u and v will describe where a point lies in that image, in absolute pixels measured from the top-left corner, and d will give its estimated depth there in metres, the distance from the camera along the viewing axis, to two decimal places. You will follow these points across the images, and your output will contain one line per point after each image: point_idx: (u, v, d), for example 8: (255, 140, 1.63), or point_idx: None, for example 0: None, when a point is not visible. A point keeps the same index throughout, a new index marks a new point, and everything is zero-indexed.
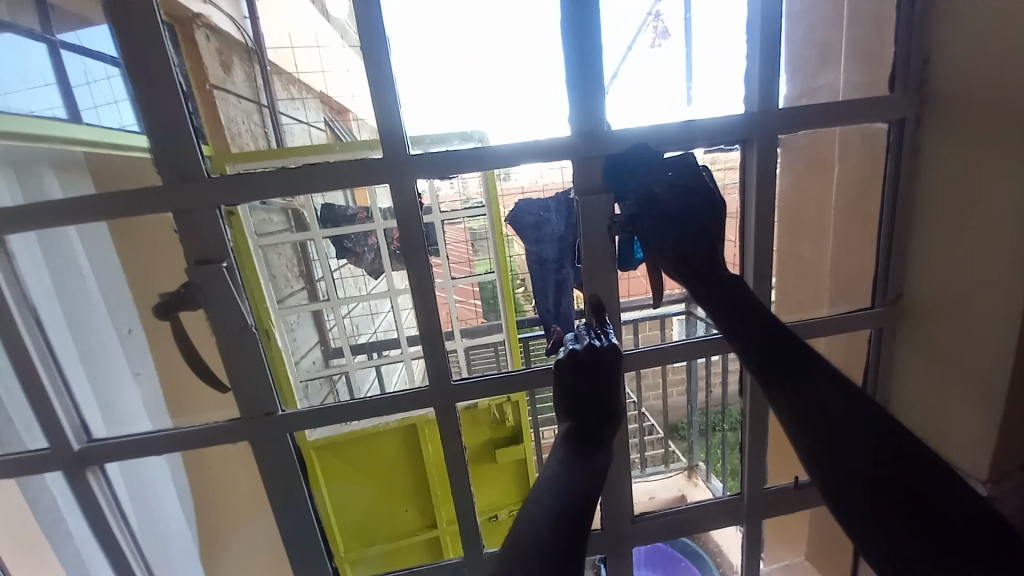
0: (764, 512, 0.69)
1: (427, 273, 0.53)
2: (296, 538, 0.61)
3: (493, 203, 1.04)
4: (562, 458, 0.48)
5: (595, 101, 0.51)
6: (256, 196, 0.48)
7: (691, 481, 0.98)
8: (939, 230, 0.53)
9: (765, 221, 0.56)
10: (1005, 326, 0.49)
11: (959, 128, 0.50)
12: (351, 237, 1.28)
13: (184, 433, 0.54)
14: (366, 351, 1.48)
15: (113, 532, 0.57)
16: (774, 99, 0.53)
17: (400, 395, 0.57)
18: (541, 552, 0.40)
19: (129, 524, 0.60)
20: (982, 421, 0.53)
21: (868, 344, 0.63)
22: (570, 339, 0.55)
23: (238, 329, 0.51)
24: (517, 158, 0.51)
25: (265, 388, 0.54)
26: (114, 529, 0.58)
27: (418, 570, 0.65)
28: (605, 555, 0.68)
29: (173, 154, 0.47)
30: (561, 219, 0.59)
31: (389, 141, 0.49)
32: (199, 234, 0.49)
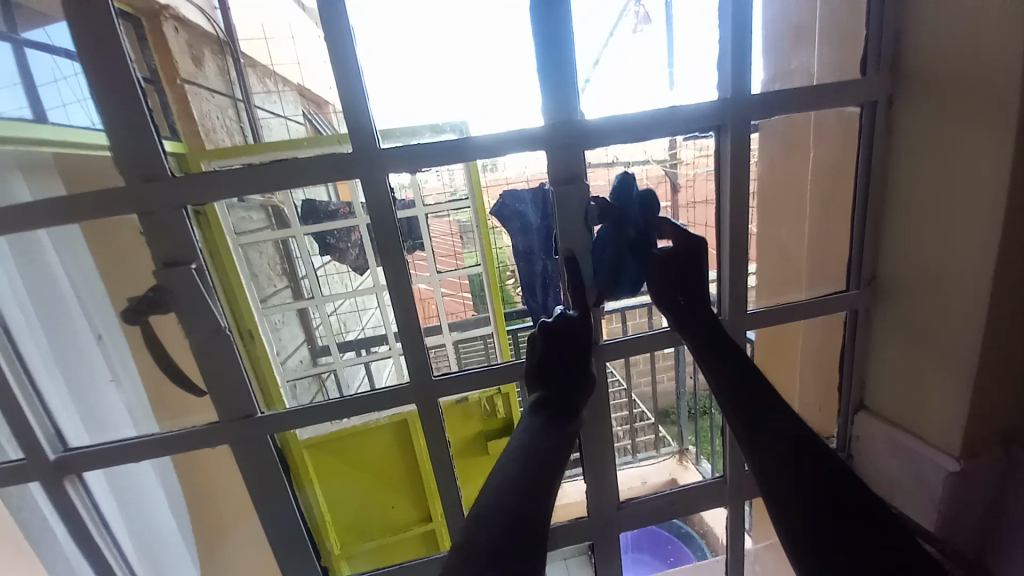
0: (748, 494, 0.70)
1: (403, 269, 0.53)
2: (282, 537, 0.60)
3: (478, 194, 1.04)
4: (529, 425, 0.49)
5: (569, 90, 0.51)
6: (224, 194, 0.47)
7: (681, 464, 1.00)
8: (910, 211, 0.54)
9: (741, 207, 0.56)
10: (973, 306, 0.50)
11: (930, 108, 0.50)
12: (334, 234, 1.25)
13: (162, 438, 0.53)
14: (354, 348, 1.46)
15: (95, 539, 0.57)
16: (746, 84, 0.53)
17: (381, 392, 0.57)
18: (500, 514, 0.39)
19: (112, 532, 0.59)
20: (957, 398, 0.53)
21: (844, 327, 0.64)
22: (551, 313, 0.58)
23: (212, 331, 0.50)
24: (496, 150, 0.51)
25: (242, 389, 0.53)
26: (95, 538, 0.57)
27: (407, 564, 0.65)
28: (593, 542, 0.69)
29: (134, 153, 0.46)
30: (538, 211, 0.58)
31: (357, 134, 0.48)
32: (166, 235, 0.47)
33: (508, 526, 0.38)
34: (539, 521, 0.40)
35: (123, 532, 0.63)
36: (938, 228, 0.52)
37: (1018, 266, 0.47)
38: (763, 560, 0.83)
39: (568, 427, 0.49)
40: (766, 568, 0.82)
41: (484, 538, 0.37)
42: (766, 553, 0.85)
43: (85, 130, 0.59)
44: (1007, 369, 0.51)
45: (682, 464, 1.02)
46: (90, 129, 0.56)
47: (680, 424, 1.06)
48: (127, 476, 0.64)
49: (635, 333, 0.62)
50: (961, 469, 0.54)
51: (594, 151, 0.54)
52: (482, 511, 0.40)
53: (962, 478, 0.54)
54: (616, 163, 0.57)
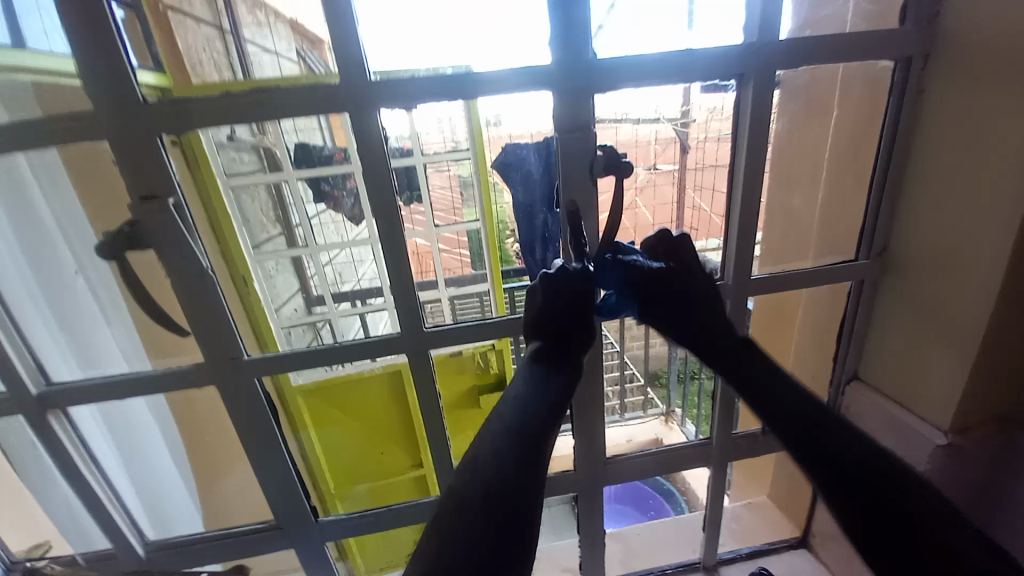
0: (731, 457, 0.71)
1: (395, 217, 0.50)
2: (273, 478, 0.61)
3: (479, 147, 1.00)
4: (527, 375, 0.46)
5: (581, 26, 0.46)
6: (203, 125, 0.44)
7: (667, 425, 1.02)
8: (931, 178, 0.51)
9: (755, 166, 0.53)
10: (986, 281, 0.48)
11: (972, 66, 0.46)
12: (328, 180, 1.21)
13: (148, 378, 0.53)
14: (349, 300, 1.41)
15: (85, 475, 0.57)
16: (774, 30, 0.49)
17: (371, 341, 0.56)
18: (497, 460, 0.38)
19: (103, 469, 0.59)
20: (954, 373, 0.53)
21: (848, 297, 0.62)
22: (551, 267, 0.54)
23: (194, 271, 0.48)
24: (502, 88, 0.47)
25: (228, 332, 0.52)
26: (85, 474, 0.57)
27: (396, 508, 0.67)
28: (577, 495, 0.70)
29: (101, 73, 0.41)
30: (539, 161, 0.55)
31: (348, 64, 0.44)
32: (142, 167, 0.44)
33: (508, 482, 0.36)
34: (536, 477, 0.38)
35: (116, 468, 0.63)
36: (962, 196, 0.49)
37: None
38: (739, 519, 0.86)
39: (568, 380, 0.46)
40: (743, 526, 0.85)
41: (475, 487, 0.36)
42: (744, 512, 0.88)
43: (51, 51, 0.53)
44: (1010, 348, 0.50)
45: (668, 426, 1.04)
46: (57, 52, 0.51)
47: (669, 387, 1.07)
48: (116, 415, 0.63)
49: None
50: (949, 444, 0.54)
51: (603, 98, 0.51)
52: (478, 458, 0.38)
53: (949, 453, 0.54)
54: (627, 117, 0.55)
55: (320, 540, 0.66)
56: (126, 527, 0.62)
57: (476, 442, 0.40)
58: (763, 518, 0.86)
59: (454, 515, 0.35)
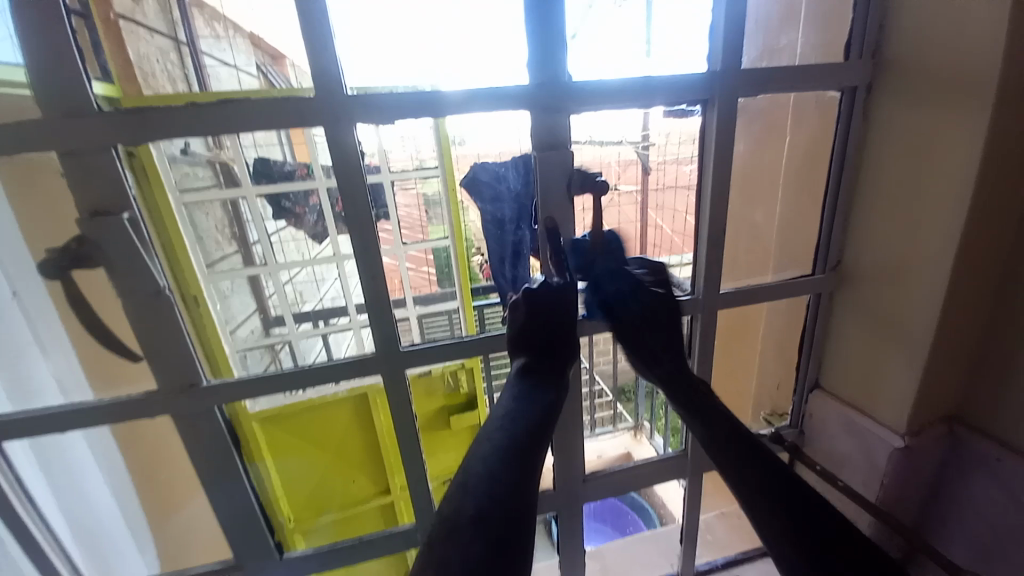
0: (705, 468, 0.73)
1: (372, 234, 0.49)
2: (234, 515, 0.57)
3: (448, 165, 1.01)
4: (514, 393, 0.46)
5: (556, 48, 0.47)
6: (167, 136, 0.41)
7: (637, 440, 1.04)
8: (878, 197, 0.56)
9: (721, 185, 0.56)
10: (932, 290, 0.52)
11: (910, 98, 0.51)
12: (291, 196, 1.18)
13: (94, 409, 0.48)
14: (311, 320, 1.38)
15: (22, 519, 0.51)
16: (738, 58, 0.52)
17: (343, 362, 0.53)
18: (491, 483, 0.37)
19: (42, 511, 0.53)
20: (908, 378, 0.56)
21: (807, 309, 0.66)
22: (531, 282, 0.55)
23: (150, 291, 0.45)
24: (467, 109, 0.47)
25: (187, 356, 0.48)
26: (20, 518, 0.51)
27: (369, 539, 0.63)
28: (557, 514, 0.69)
29: (51, 78, 0.38)
30: (518, 177, 0.56)
31: (324, 77, 0.43)
32: (94, 178, 0.41)
33: (504, 504, 0.35)
34: (530, 498, 0.37)
35: (55, 510, 0.57)
36: (904, 214, 0.53)
37: (977, 257, 0.50)
38: (713, 529, 0.88)
39: (556, 397, 0.46)
40: (717, 536, 0.87)
41: (470, 512, 0.35)
42: (718, 522, 0.89)
43: None
44: (954, 352, 0.55)
45: (638, 440, 1.06)
46: None
47: (637, 401, 1.09)
48: (52, 450, 0.57)
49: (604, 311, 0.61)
50: (905, 446, 0.57)
51: (580, 119, 0.53)
52: (470, 480, 0.37)
53: (905, 454, 0.58)
54: (595, 142, 0.56)
55: None
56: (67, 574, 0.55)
57: (467, 464, 0.39)
58: (735, 527, 0.88)
59: (447, 540, 0.34)
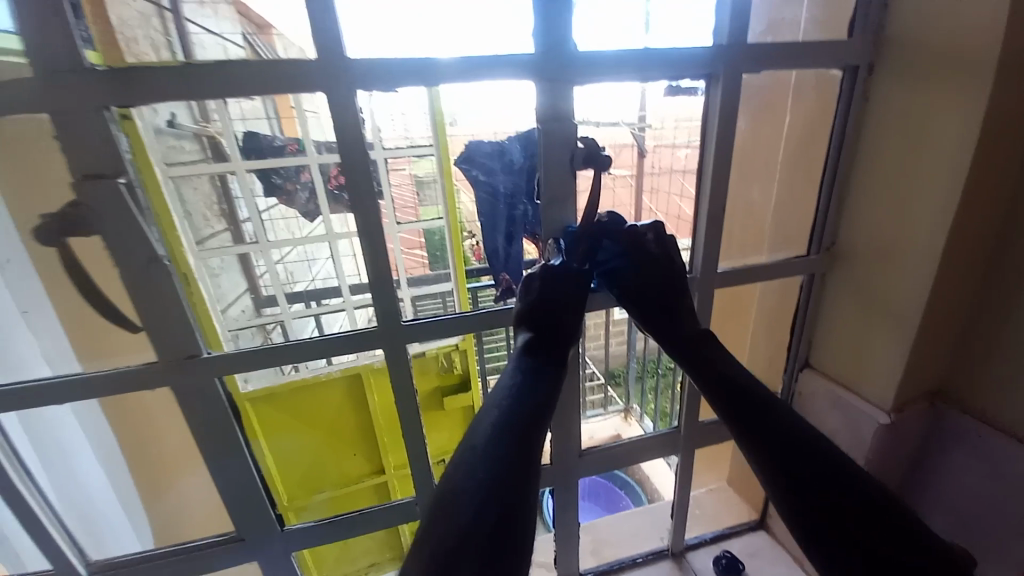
0: (697, 443, 0.75)
1: (374, 206, 0.48)
2: (233, 486, 0.57)
3: (443, 144, 0.99)
4: (518, 367, 0.45)
5: (562, 20, 0.47)
6: (163, 99, 0.40)
7: (627, 422, 1.08)
8: (874, 179, 0.57)
9: (724, 163, 0.56)
10: (923, 270, 0.53)
11: (910, 79, 0.51)
12: (281, 172, 1.14)
13: (90, 379, 0.47)
14: (304, 300, 1.38)
15: (20, 489, 0.51)
16: (743, 34, 0.51)
17: (344, 335, 0.53)
18: (492, 452, 0.37)
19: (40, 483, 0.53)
20: (895, 356, 0.58)
21: (800, 289, 0.67)
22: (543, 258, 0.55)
23: (147, 259, 0.44)
24: (464, 80, 0.47)
25: (186, 326, 0.48)
26: (19, 489, 0.51)
27: (368, 511, 0.64)
28: (553, 487, 0.70)
29: (38, 34, 0.37)
30: (519, 149, 0.56)
31: (326, 41, 0.42)
32: (87, 140, 0.40)
33: (507, 477, 0.36)
34: (533, 473, 0.37)
35: (49, 483, 0.56)
36: (899, 196, 0.55)
37: (968, 238, 0.51)
38: (702, 504, 0.90)
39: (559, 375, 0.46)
40: (705, 510, 0.89)
41: (475, 485, 0.35)
42: (705, 497, 0.92)
43: None
44: (943, 328, 0.56)
45: (628, 421, 1.08)
46: None
47: (627, 386, 1.12)
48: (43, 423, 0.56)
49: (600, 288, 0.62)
50: (891, 420, 0.60)
51: (583, 93, 0.52)
52: (476, 445, 0.38)
53: (891, 429, 0.60)
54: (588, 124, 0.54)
55: (285, 550, 0.62)
56: (68, 543, 0.55)
57: (468, 434, 0.40)
58: (723, 501, 0.90)
59: (451, 509, 0.34)
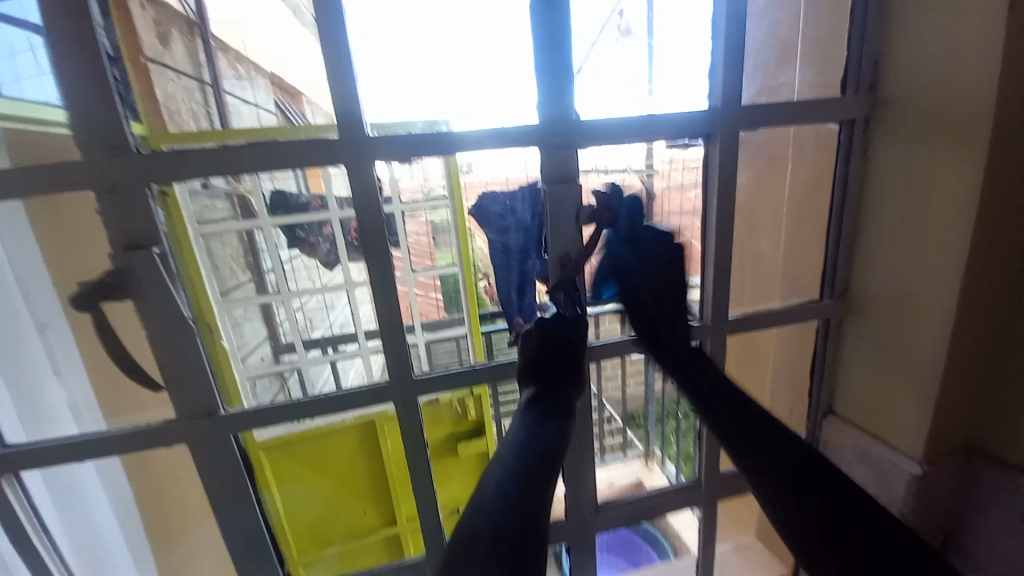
0: (720, 497, 0.71)
1: (388, 263, 0.51)
2: (243, 544, 0.57)
3: (455, 197, 1.03)
4: (524, 421, 0.45)
5: (564, 92, 0.50)
6: (195, 174, 0.44)
7: (647, 467, 1.05)
8: (882, 225, 0.57)
9: (727, 216, 0.57)
10: (939, 318, 0.53)
11: (908, 131, 0.53)
12: (304, 227, 1.20)
13: (113, 436, 0.49)
14: (321, 347, 1.41)
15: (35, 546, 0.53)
16: (738, 95, 0.54)
17: (358, 391, 0.54)
18: (496, 509, 0.37)
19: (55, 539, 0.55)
20: (922, 405, 0.56)
21: (816, 335, 0.66)
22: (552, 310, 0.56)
23: (174, 320, 0.46)
24: (473, 147, 0.50)
25: (207, 384, 0.49)
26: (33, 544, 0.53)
27: (377, 572, 0.62)
28: (568, 546, 0.68)
29: (94, 122, 0.41)
30: (527, 208, 0.58)
31: (346, 119, 0.46)
32: (128, 214, 0.43)
33: (516, 525, 0.35)
34: (542, 524, 0.36)
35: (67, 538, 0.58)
36: (908, 244, 0.54)
37: (983, 285, 0.50)
38: (730, 564, 0.85)
39: (568, 426, 0.45)
40: (734, 571, 0.84)
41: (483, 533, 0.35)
42: (734, 556, 0.86)
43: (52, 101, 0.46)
44: (968, 377, 0.55)
45: (648, 468, 1.06)
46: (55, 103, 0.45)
47: (647, 428, 1.10)
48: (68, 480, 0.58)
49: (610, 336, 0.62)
50: (924, 474, 0.57)
51: (586, 153, 0.55)
52: (481, 504, 0.37)
53: (924, 485, 0.57)
54: (600, 169, 0.56)
55: None
56: None
57: (478, 489, 0.39)
58: (752, 562, 0.85)
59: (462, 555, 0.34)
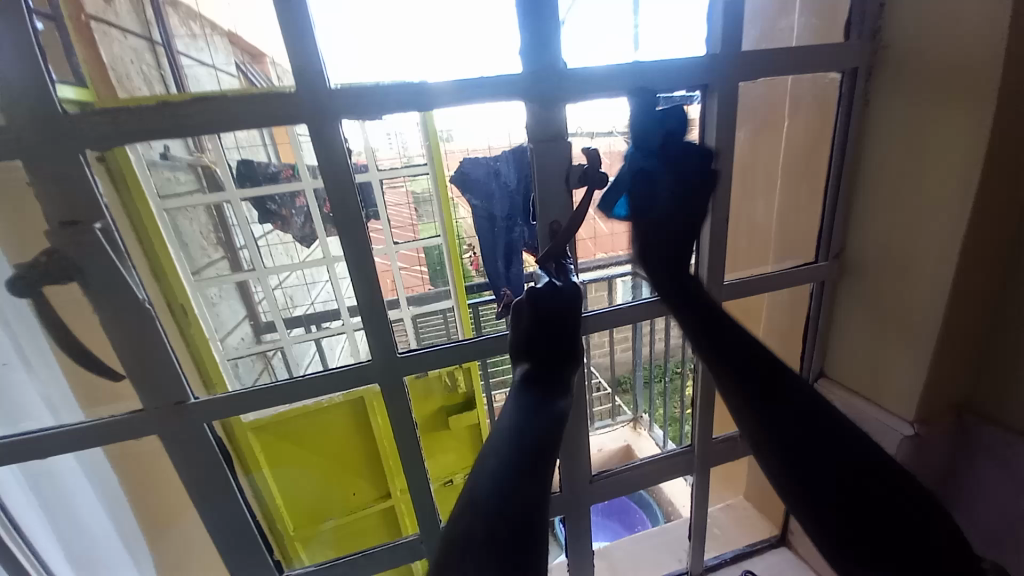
0: (712, 462, 0.72)
1: (363, 236, 0.47)
2: (230, 533, 0.55)
3: (436, 164, 0.98)
4: (518, 401, 0.42)
5: (550, 37, 0.45)
6: (135, 140, 0.39)
7: (636, 432, 1.10)
8: (882, 182, 0.55)
9: (723, 175, 0.54)
10: (938, 276, 0.51)
11: (911, 82, 0.50)
12: (276, 198, 1.14)
13: (75, 432, 0.45)
14: (303, 325, 1.37)
15: None
16: (737, 43, 0.50)
17: (339, 373, 0.51)
18: (496, 504, 0.33)
19: None
20: (916, 366, 0.56)
21: (809, 299, 0.65)
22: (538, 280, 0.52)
23: (129, 305, 0.42)
24: (453, 103, 0.45)
25: (173, 372, 0.46)
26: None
27: (371, 553, 0.61)
28: (563, 516, 0.68)
29: (8, 80, 0.35)
30: (513, 171, 0.54)
31: (306, 73, 0.41)
32: (62, 188, 0.38)
33: (511, 516, 0.33)
34: (542, 512, 0.34)
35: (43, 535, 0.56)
36: (909, 201, 0.52)
37: (981, 243, 0.49)
38: (720, 523, 0.87)
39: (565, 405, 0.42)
40: (724, 530, 0.86)
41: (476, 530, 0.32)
42: (724, 515, 0.89)
43: None
44: (963, 335, 0.54)
45: (637, 432, 1.09)
46: None
47: (635, 394, 1.14)
48: (50, 476, 0.54)
49: (602, 307, 0.60)
50: (916, 433, 0.57)
51: (574, 110, 0.50)
52: (478, 497, 0.34)
53: (917, 442, 0.57)
54: (582, 132, 0.52)
55: None
56: None
57: (471, 478, 0.36)
58: (741, 520, 0.87)
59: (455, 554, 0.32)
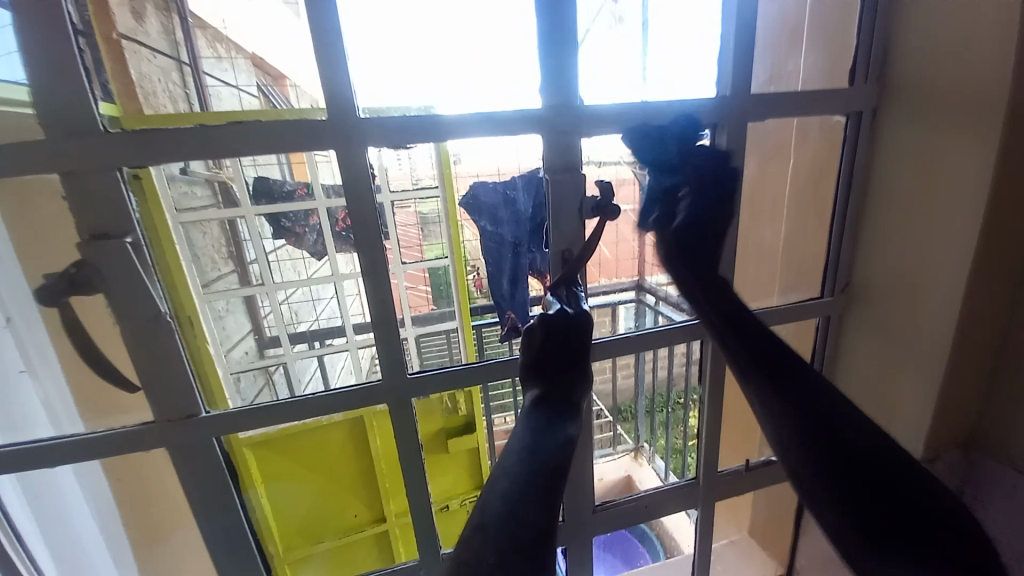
0: (717, 495, 0.71)
1: (381, 257, 0.48)
2: (229, 550, 0.54)
3: (448, 187, 1.00)
4: (528, 425, 0.42)
5: (566, 70, 0.47)
6: (170, 158, 0.40)
7: (637, 462, 1.09)
8: (887, 221, 0.57)
9: (732, 209, 0.56)
10: (946, 313, 0.52)
11: (916, 125, 0.52)
12: (289, 215, 1.19)
13: (84, 441, 0.46)
14: (307, 341, 1.37)
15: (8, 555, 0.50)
16: (746, 84, 0.52)
17: (349, 391, 0.51)
18: (507, 529, 0.33)
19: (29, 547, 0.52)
20: (925, 403, 0.56)
21: (816, 333, 0.66)
22: (549, 303, 0.52)
23: (150, 315, 0.43)
24: (467, 134, 0.47)
25: (187, 384, 0.46)
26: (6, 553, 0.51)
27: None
28: (566, 546, 0.67)
29: (59, 100, 0.37)
30: (528, 198, 0.56)
31: (337, 101, 0.43)
32: (96, 201, 0.40)
33: (522, 544, 0.32)
34: (553, 539, 0.34)
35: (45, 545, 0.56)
36: (915, 238, 0.54)
37: (986, 283, 0.50)
38: (724, 561, 0.85)
39: (574, 430, 0.42)
40: (728, 567, 0.84)
41: (488, 557, 0.32)
42: (727, 552, 0.87)
43: (14, 79, 0.40)
44: (974, 372, 0.54)
45: (637, 462, 1.09)
46: (20, 78, 0.39)
47: (636, 422, 1.13)
48: (50, 485, 0.55)
49: (608, 334, 0.61)
50: None
51: (589, 143, 0.52)
52: (488, 522, 0.34)
53: None
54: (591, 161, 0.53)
55: None
56: None
57: (481, 502, 0.36)
58: (746, 558, 0.85)
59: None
